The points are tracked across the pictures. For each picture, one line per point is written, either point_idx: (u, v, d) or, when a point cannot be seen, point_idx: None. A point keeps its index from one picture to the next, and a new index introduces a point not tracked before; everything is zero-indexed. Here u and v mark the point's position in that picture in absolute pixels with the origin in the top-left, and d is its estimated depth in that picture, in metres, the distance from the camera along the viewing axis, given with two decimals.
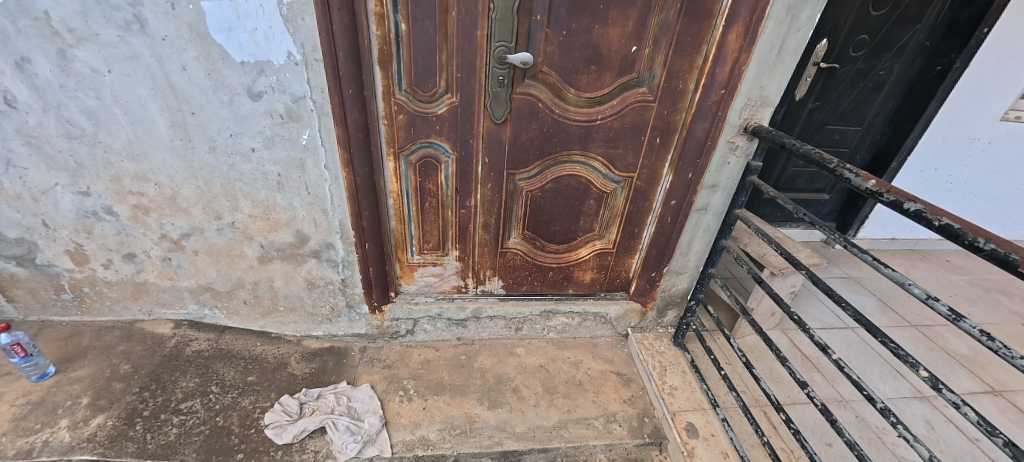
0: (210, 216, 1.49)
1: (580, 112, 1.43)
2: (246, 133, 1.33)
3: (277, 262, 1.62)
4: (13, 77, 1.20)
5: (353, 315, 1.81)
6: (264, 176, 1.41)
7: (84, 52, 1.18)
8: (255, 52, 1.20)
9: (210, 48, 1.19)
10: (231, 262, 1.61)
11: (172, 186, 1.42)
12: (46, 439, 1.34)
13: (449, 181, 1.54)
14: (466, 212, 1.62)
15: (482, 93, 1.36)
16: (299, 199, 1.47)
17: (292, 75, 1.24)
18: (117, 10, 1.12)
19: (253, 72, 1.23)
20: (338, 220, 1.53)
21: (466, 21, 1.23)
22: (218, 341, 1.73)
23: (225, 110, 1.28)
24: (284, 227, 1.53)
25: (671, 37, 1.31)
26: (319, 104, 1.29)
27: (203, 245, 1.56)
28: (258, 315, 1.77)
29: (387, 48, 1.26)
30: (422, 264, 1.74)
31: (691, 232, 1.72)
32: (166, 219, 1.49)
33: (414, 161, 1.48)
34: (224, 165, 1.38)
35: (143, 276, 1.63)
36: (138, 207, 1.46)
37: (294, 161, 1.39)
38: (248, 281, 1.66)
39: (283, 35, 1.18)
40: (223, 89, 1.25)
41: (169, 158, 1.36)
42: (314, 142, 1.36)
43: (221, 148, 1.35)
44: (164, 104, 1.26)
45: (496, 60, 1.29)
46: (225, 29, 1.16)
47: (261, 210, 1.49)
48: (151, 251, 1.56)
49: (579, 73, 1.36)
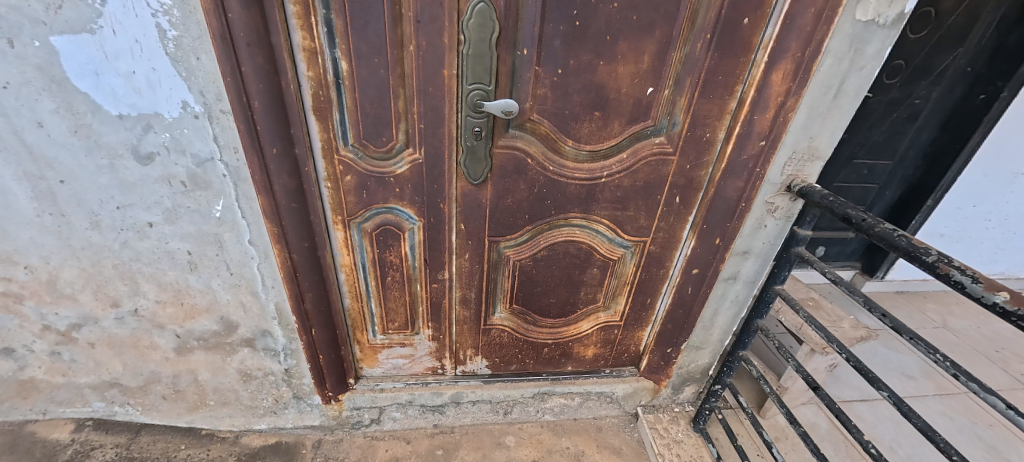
0: (105, 303, 1.15)
1: (580, 168, 1.12)
2: (138, 204, 1.00)
3: (200, 353, 1.29)
4: None
5: (302, 407, 1.48)
6: (169, 255, 1.08)
7: None
8: (136, 102, 0.87)
9: (71, 97, 0.85)
10: (141, 354, 1.27)
11: (50, 269, 1.08)
12: None
13: (416, 252, 1.22)
14: (440, 286, 1.30)
15: (454, 148, 1.04)
16: (218, 281, 1.14)
17: (193, 131, 0.91)
18: None
19: (137, 128, 0.90)
20: (274, 304, 1.21)
21: (428, 57, 0.92)
22: (130, 447, 1.40)
23: (105, 176, 0.95)
24: (204, 314, 1.20)
25: (697, 77, 1.01)
26: (235, 168, 0.97)
27: (101, 336, 1.22)
28: (183, 411, 1.42)
29: (322, 93, 0.94)
30: (387, 344, 1.42)
31: (715, 304, 1.40)
32: (47, 307, 1.15)
33: (370, 230, 1.16)
34: (114, 243, 1.05)
35: (29, 372, 1.28)
36: (6, 295, 1.12)
37: (208, 237, 1.06)
38: (165, 375, 1.33)
39: (174, 80, 0.85)
40: (99, 151, 0.92)
41: (40, 236, 1.03)
42: (232, 214, 1.03)
43: (108, 223, 1.02)
44: (20, 170, 0.93)
45: (470, 107, 0.98)
46: (89, 72, 0.83)
47: (171, 294, 1.15)
48: (33, 345, 1.22)
49: (578, 122, 1.05)
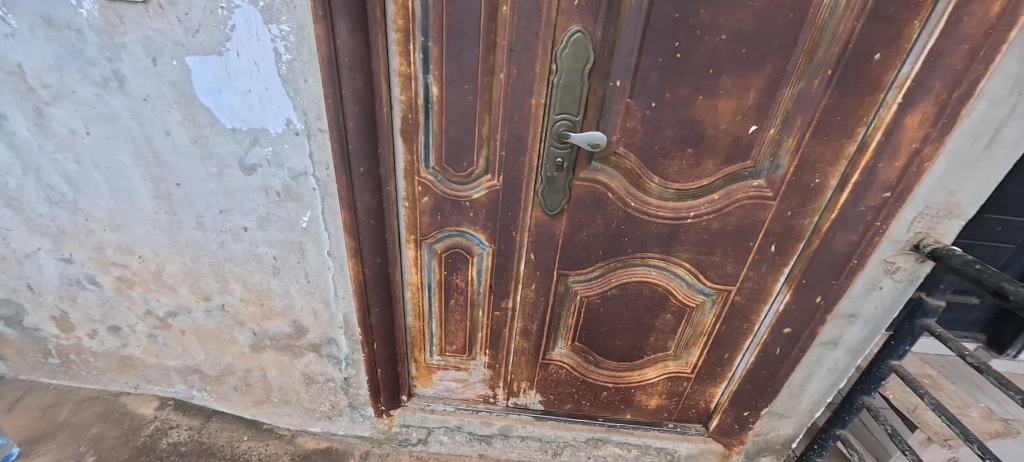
0: (198, 296, 1.25)
1: (665, 206, 1.04)
2: (237, 209, 1.07)
3: (271, 352, 1.35)
4: None
5: (355, 417, 1.50)
6: (257, 258, 1.15)
7: (60, 111, 0.98)
8: (248, 117, 0.94)
9: (195, 111, 0.94)
10: (221, 346, 1.36)
11: (157, 261, 1.20)
12: None
13: (482, 277, 1.20)
14: (502, 314, 1.26)
15: (532, 177, 1.01)
16: (296, 286, 1.20)
17: (292, 147, 0.97)
18: (95, 65, 0.91)
19: (245, 141, 0.97)
20: (342, 314, 1.24)
21: (518, 86, 0.90)
22: (201, 431, 1.49)
23: (213, 183, 1.04)
24: (279, 316, 1.26)
25: (810, 116, 0.91)
26: (324, 183, 1.01)
27: (191, 325, 1.32)
28: (250, 404, 1.51)
29: (411, 116, 0.96)
30: (442, 366, 1.40)
31: (808, 371, 1.23)
32: (151, 294, 1.27)
33: (440, 251, 1.15)
34: (212, 243, 1.14)
35: (129, 350, 1.43)
36: (121, 279, 1.25)
37: (292, 245, 1.12)
38: (239, 368, 1.41)
39: (282, 99, 0.91)
40: (211, 160, 1.00)
41: (153, 231, 1.14)
42: (316, 225, 1.08)
43: (210, 225, 1.11)
44: (146, 173, 1.04)
45: (555, 137, 0.94)
46: (212, 90, 0.91)
47: (254, 295, 1.23)
48: (136, 326, 1.36)
49: (667, 158, 0.98)
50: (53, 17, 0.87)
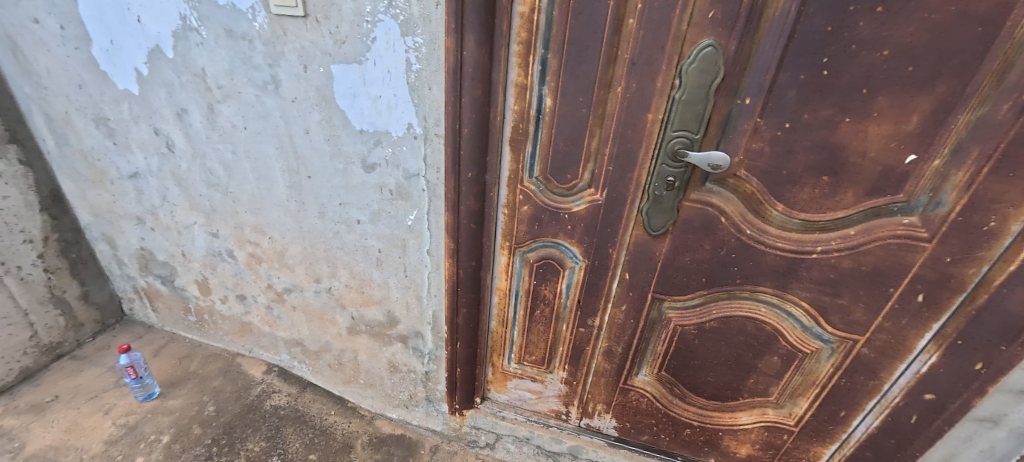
0: (310, 277, 1.39)
1: (786, 237, 0.94)
2: (354, 203, 1.17)
3: (364, 336, 1.45)
4: (175, 125, 1.26)
5: (430, 410, 1.55)
6: (364, 249, 1.25)
7: (227, 108, 1.15)
8: (375, 120, 1.02)
9: (332, 113, 1.05)
10: (323, 325, 1.50)
11: (282, 242, 1.35)
12: None
13: (571, 291, 1.17)
14: (586, 332, 1.23)
15: (638, 194, 0.97)
16: (395, 279, 1.27)
17: (409, 149, 1.03)
18: (258, 70, 1.05)
19: (370, 142, 1.06)
20: (432, 311, 1.30)
21: (635, 100, 0.87)
22: (297, 399, 1.65)
23: (338, 177, 1.14)
24: (376, 304, 1.35)
25: (991, 148, 0.74)
26: (433, 185, 1.07)
27: (301, 302, 1.47)
28: (339, 381, 1.63)
29: (522, 126, 0.97)
30: (519, 375, 1.40)
31: (953, 450, 1.02)
32: (273, 271, 1.44)
33: (532, 260, 1.16)
34: (329, 231, 1.25)
35: (249, 317, 1.63)
36: (252, 256, 1.43)
37: (396, 240, 1.19)
38: (335, 347, 1.54)
39: (407, 105, 0.98)
40: (339, 157, 1.11)
41: (283, 216, 1.29)
42: (420, 224, 1.14)
43: (329, 215, 1.22)
44: (285, 165, 1.18)
45: (669, 155, 0.90)
46: (349, 94, 1.01)
47: (357, 282, 1.33)
48: (257, 297, 1.54)
49: (796, 184, 0.88)
50: (233, 29, 1.02)
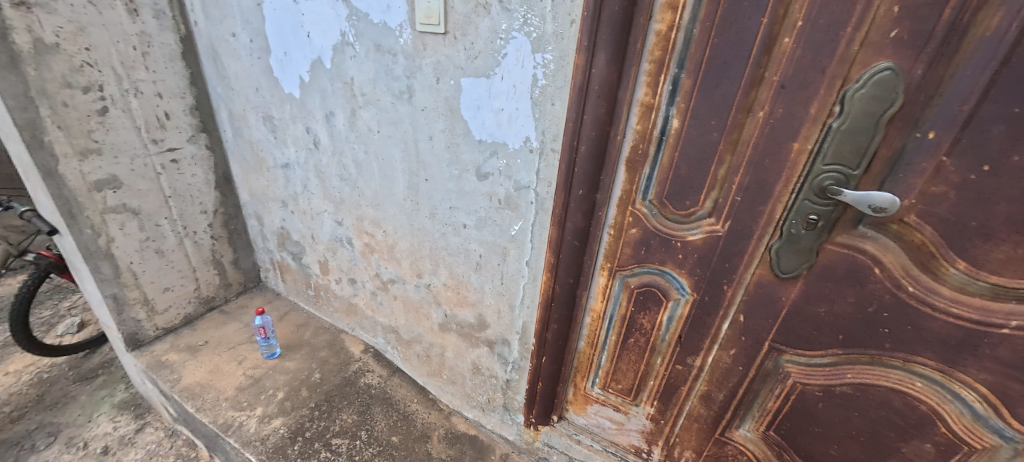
0: (413, 272, 1.48)
1: (963, 303, 0.73)
2: (463, 208, 1.23)
3: (454, 335, 1.51)
4: (322, 126, 1.44)
5: (505, 418, 1.56)
6: (466, 253, 1.30)
7: (366, 113, 1.29)
8: (494, 132, 1.06)
9: (456, 123, 1.11)
10: (417, 318, 1.59)
11: (394, 237, 1.47)
12: (241, 422, 1.58)
13: (672, 325, 1.08)
14: (683, 370, 1.13)
15: (769, 230, 0.86)
16: (490, 285, 1.31)
17: (523, 162, 1.06)
18: (397, 81, 1.16)
19: (486, 152, 1.10)
20: (522, 321, 1.31)
21: (779, 126, 0.78)
22: (386, 382, 1.78)
23: (452, 183, 1.21)
24: (469, 307, 1.40)
25: None
26: (542, 198, 1.07)
27: (402, 294, 1.58)
28: (425, 372, 1.72)
29: (642, 147, 0.93)
30: (601, 401, 1.34)
31: None
32: (382, 262, 1.57)
33: (632, 286, 1.09)
34: (436, 232, 1.33)
35: (356, 300, 1.80)
36: (367, 245, 1.58)
37: (498, 247, 1.22)
38: (425, 340, 1.63)
39: (527, 119, 1.00)
40: (456, 164, 1.17)
41: (398, 213, 1.40)
42: (523, 235, 1.16)
43: (439, 217, 1.30)
44: (407, 167, 1.28)
45: (815, 191, 0.78)
46: (474, 106, 1.06)
47: (454, 283, 1.39)
48: (366, 283, 1.69)
49: (989, 241, 0.68)
50: (382, 44, 1.14)
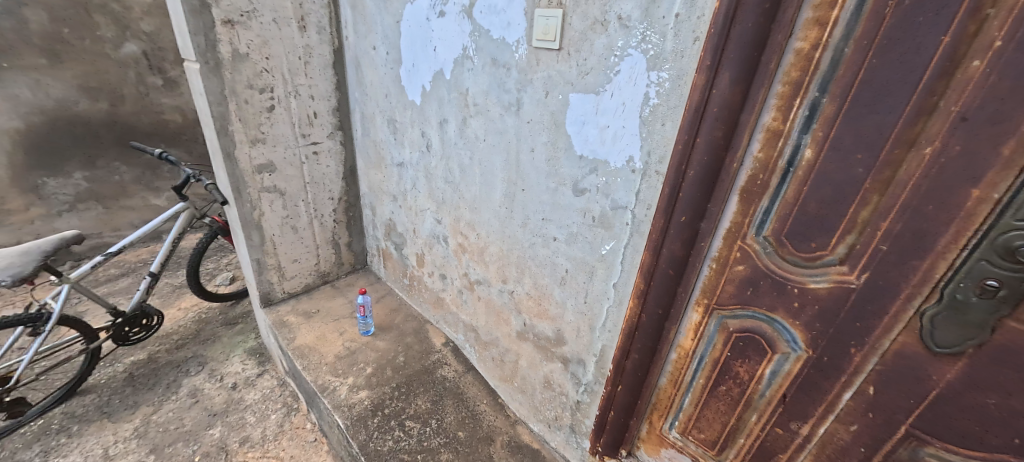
0: (499, 277, 1.53)
1: None
2: (555, 221, 1.23)
3: (530, 345, 1.52)
4: (436, 131, 1.56)
5: (570, 439, 1.51)
6: (553, 266, 1.29)
7: (476, 122, 1.36)
8: (596, 148, 1.05)
9: (559, 137, 1.12)
10: (497, 322, 1.63)
11: (485, 240, 1.52)
12: (334, 387, 1.77)
13: (775, 381, 0.92)
14: (785, 437, 0.94)
15: (923, 291, 0.68)
16: (573, 302, 1.28)
17: (623, 181, 1.02)
18: (508, 93, 1.21)
19: (586, 168, 1.09)
20: (601, 344, 1.26)
21: (954, 167, 0.62)
22: (460, 377, 1.85)
23: (548, 195, 1.22)
24: (548, 320, 1.39)
25: None
26: (639, 220, 1.03)
27: (486, 296, 1.63)
28: (497, 376, 1.76)
29: (762, 177, 0.82)
30: (678, 448, 1.19)
31: None
32: (472, 263, 1.64)
33: (730, 328, 0.96)
34: (526, 241, 1.35)
35: (444, 295, 1.91)
36: (460, 245, 1.67)
37: (585, 265, 1.20)
38: (502, 344, 1.66)
39: (633, 137, 0.97)
40: (554, 177, 1.18)
41: (492, 219, 1.45)
42: (614, 256, 1.12)
43: (531, 227, 1.31)
44: (507, 176, 1.33)
45: (998, 250, 0.60)
46: (579, 121, 1.06)
47: (537, 294, 1.40)
48: (455, 280, 1.79)
49: None
50: (498, 58, 1.20)
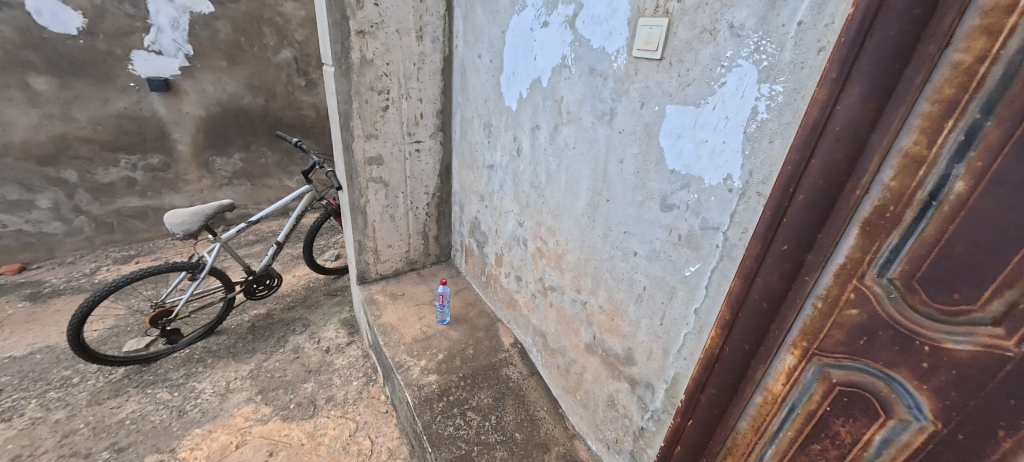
0: (573, 285, 1.51)
1: None
2: (638, 236, 1.18)
3: (597, 359, 1.48)
4: (528, 137, 1.61)
5: None
6: (631, 282, 1.25)
7: (567, 130, 1.38)
8: (691, 164, 0.99)
9: (651, 149, 1.09)
10: (567, 330, 1.61)
11: (564, 247, 1.52)
12: (408, 367, 1.90)
13: (889, 453, 0.67)
14: None
15: None
16: (647, 322, 1.22)
17: (717, 201, 0.95)
18: (602, 103, 1.21)
19: (677, 184, 1.03)
20: (674, 371, 1.17)
21: None
22: (524, 380, 1.86)
23: (633, 208, 1.18)
24: (619, 336, 1.34)
25: None
26: (731, 244, 0.94)
27: (558, 303, 1.63)
28: (560, 385, 1.74)
29: (892, 210, 0.64)
30: None
31: None
32: (548, 269, 1.65)
33: (834, 379, 0.73)
34: (605, 253, 1.33)
35: (518, 296, 1.95)
36: (538, 249, 1.69)
37: (666, 285, 1.13)
38: (568, 354, 1.64)
39: (734, 154, 0.89)
40: (641, 190, 1.14)
41: (573, 227, 1.45)
42: (699, 279, 1.04)
43: (612, 239, 1.28)
44: (592, 186, 1.31)
45: None
46: (674, 135, 1.01)
47: (610, 308, 1.36)
48: (529, 283, 1.81)
49: None
50: (596, 68, 1.20)
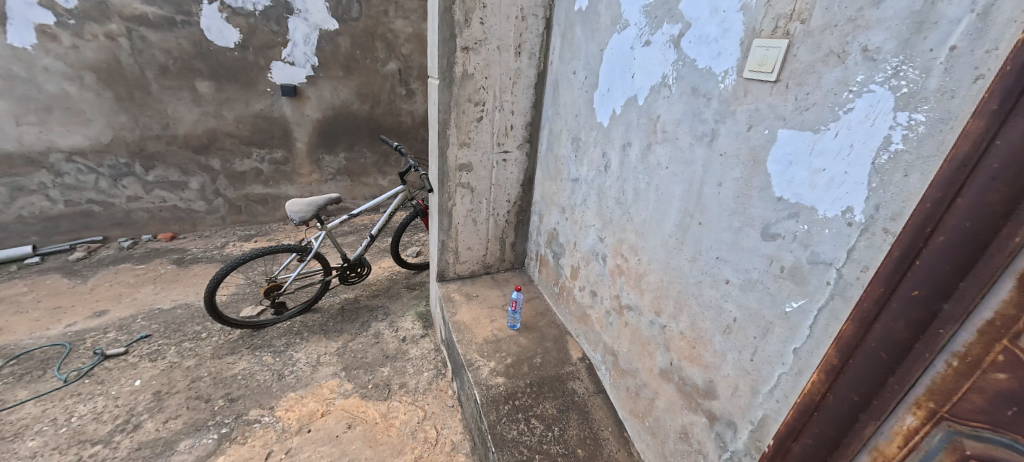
0: (653, 307, 1.47)
1: None
2: (731, 263, 1.13)
3: (672, 387, 1.41)
4: (617, 153, 1.61)
5: None
6: (719, 311, 1.19)
7: (661, 149, 1.36)
8: (802, 193, 0.93)
9: (755, 174, 1.04)
10: (641, 352, 1.57)
11: (646, 267, 1.49)
12: (477, 366, 1.97)
13: None
14: None
15: None
16: (734, 355, 1.16)
17: (832, 234, 0.88)
18: (703, 124, 1.18)
19: (784, 212, 0.97)
20: (762, 411, 1.09)
21: None
22: (590, 396, 1.84)
23: (728, 234, 1.13)
24: (700, 366, 1.28)
25: None
26: (846, 282, 0.87)
27: (634, 323, 1.59)
28: (628, 407, 1.69)
29: None
30: None
31: None
32: (626, 287, 1.62)
33: (968, 451, 0.64)
34: (691, 278, 1.28)
35: (591, 311, 1.93)
36: (618, 266, 1.67)
37: (761, 319, 1.07)
38: (640, 377, 1.59)
39: (858, 186, 0.83)
40: (740, 216, 1.09)
41: (658, 247, 1.42)
42: (802, 316, 0.96)
43: (701, 263, 1.24)
44: (684, 208, 1.28)
45: None
46: (785, 161, 0.96)
47: (692, 335, 1.30)
48: (605, 300, 1.79)
49: None
50: (699, 88, 1.18)
